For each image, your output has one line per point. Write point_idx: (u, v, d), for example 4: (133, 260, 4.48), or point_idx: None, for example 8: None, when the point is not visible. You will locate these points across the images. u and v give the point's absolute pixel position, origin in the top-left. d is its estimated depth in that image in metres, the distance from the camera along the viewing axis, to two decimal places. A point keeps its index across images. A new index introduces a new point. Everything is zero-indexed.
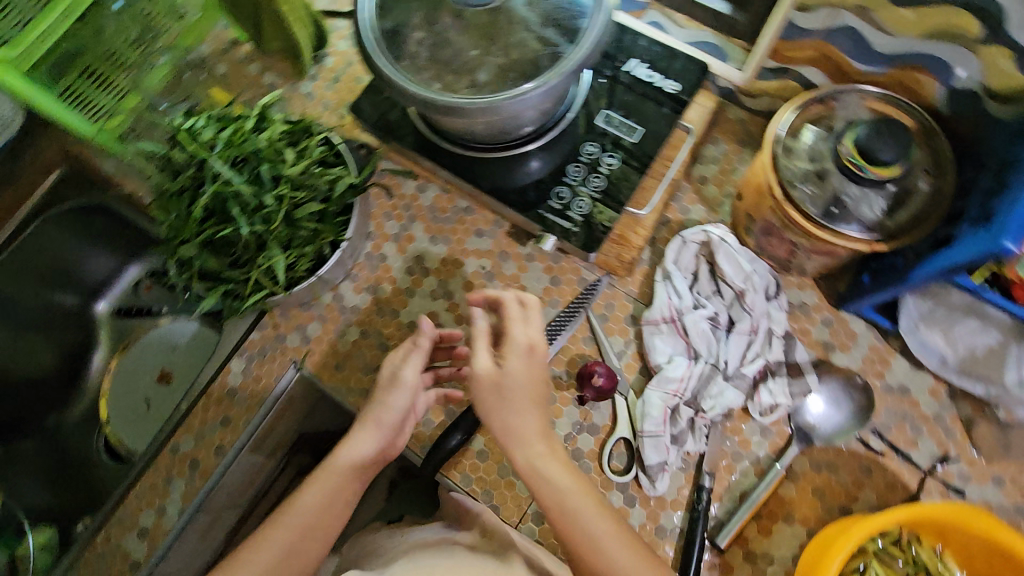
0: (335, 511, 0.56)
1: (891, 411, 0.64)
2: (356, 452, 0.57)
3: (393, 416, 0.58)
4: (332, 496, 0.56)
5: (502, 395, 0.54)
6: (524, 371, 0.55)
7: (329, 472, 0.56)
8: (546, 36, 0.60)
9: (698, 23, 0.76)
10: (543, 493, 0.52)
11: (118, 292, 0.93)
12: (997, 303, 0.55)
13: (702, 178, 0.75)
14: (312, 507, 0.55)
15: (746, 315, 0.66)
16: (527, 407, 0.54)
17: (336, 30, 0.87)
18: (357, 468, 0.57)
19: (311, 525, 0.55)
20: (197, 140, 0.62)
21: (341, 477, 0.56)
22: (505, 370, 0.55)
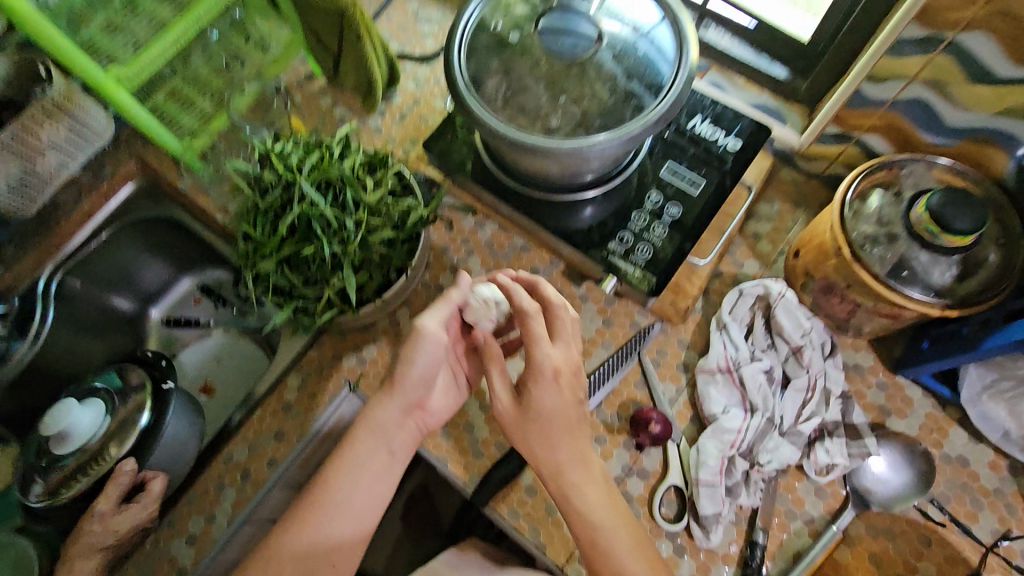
0: (368, 479, 0.60)
1: (950, 482, 0.63)
2: (378, 425, 0.61)
3: (410, 388, 0.62)
4: (362, 468, 0.60)
5: (525, 413, 0.58)
6: (539, 391, 0.57)
7: (355, 440, 0.61)
8: (626, 88, 0.63)
9: (757, 86, 0.80)
10: (572, 517, 0.56)
11: (168, 302, 0.99)
12: None
13: (756, 235, 0.77)
14: (346, 473, 0.60)
15: (803, 372, 0.66)
16: (558, 436, 0.57)
17: (405, 71, 0.92)
18: (380, 436, 0.61)
19: (349, 489, 0.60)
20: (285, 162, 0.66)
21: (369, 449, 0.61)
22: (533, 399, 0.57)
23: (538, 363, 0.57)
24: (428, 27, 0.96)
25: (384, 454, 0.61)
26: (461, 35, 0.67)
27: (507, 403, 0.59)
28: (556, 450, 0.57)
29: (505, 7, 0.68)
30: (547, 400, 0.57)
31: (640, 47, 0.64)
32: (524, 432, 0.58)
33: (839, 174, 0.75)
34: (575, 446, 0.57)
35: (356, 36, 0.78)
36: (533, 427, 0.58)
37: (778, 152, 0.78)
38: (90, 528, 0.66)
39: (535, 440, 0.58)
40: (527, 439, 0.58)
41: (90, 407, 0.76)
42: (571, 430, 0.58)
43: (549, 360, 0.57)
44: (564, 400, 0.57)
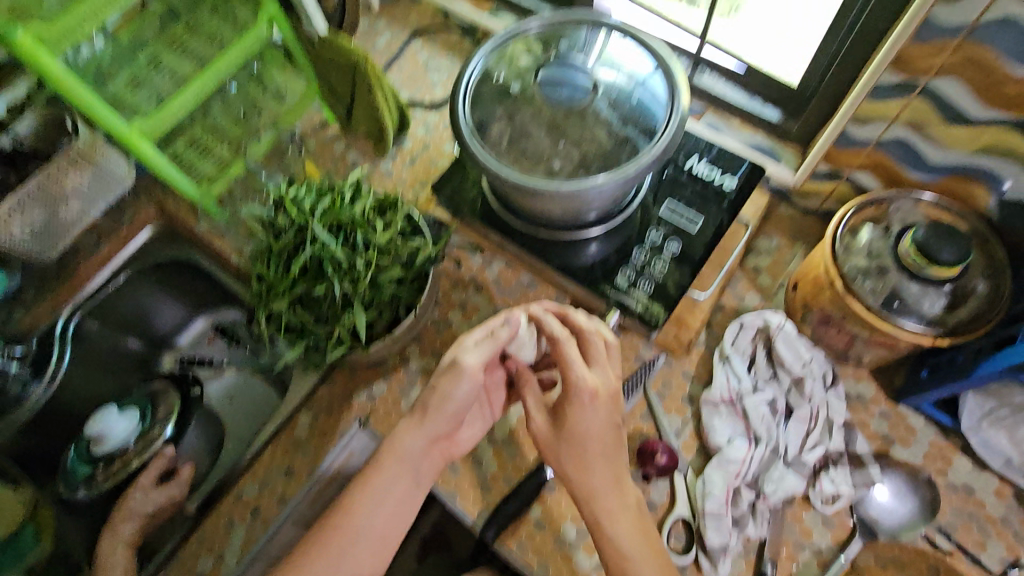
0: (392, 505, 0.60)
1: (956, 510, 0.64)
2: (405, 453, 0.61)
3: (440, 420, 0.61)
4: (386, 494, 0.60)
5: (559, 437, 0.59)
6: (576, 414, 0.59)
7: (382, 467, 0.61)
8: (623, 132, 0.67)
9: (752, 128, 0.84)
10: (603, 543, 0.57)
11: (183, 342, 1.01)
12: None
13: (755, 268, 0.79)
14: (370, 499, 0.60)
15: (805, 402, 0.67)
16: (594, 461, 0.58)
17: (415, 118, 0.96)
18: (406, 466, 0.60)
19: (374, 515, 0.60)
20: (300, 207, 0.69)
21: (395, 476, 0.60)
22: (569, 423, 0.59)
23: (575, 386, 0.58)
24: (437, 76, 1.02)
25: (411, 480, 0.61)
26: (467, 81, 0.70)
27: (541, 425, 0.61)
28: (589, 473, 0.58)
29: (509, 58, 0.72)
30: (584, 424, 0.58)
31: (634, 95, 0.68)
32: (556, 452, 0.60)
33: (833, 209, 0.78)
34: (608, 469, 0.58)
35: (369, 86, 0.82)
36: (566, 448, 0.59)
37: (773, 189, 0.81)
38: (133, 497, 0.77)
39: (567, 462, 0.59)
40: (562, 461, 0.59)
41: (127, 415, 0.85)
42: (606, 454, 0.59)
43: (588, 383, 0.58)
44: (602, 424, 0.58)
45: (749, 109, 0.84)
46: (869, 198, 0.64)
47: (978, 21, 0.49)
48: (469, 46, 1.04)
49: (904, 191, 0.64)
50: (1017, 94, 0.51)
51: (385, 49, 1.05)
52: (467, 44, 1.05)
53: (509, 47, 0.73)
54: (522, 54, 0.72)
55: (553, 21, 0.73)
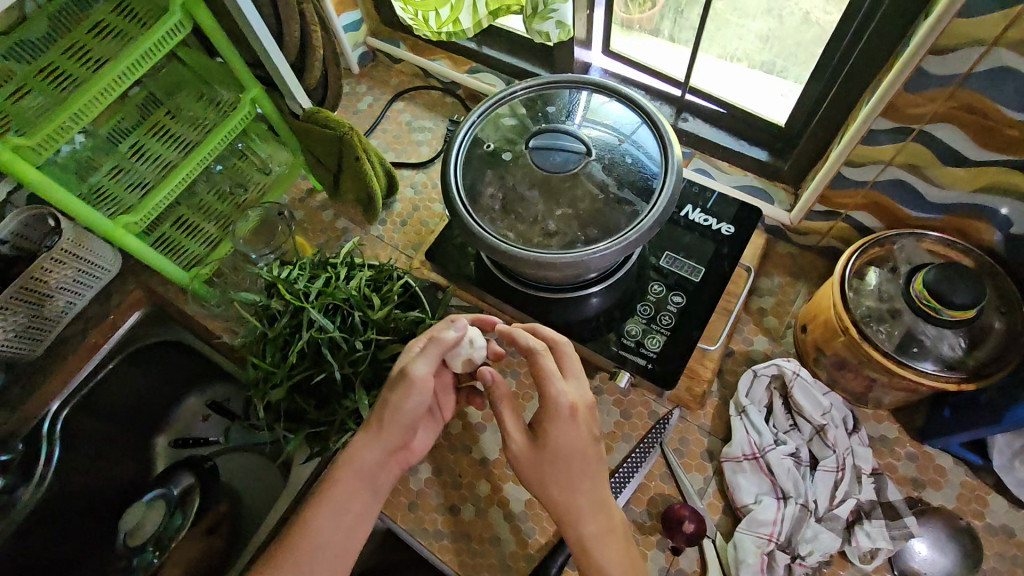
0: (352, 520, 0.57)
1: (1000, 555, 0.61)
2: (362, 466, 0.58)
3: (395, 433, 0.58)
4: (344, 508, 0.57)
5: (537, 455, 0.57)
6: (556, 430, 0.56)
7: (340, 483, 0.57)
8: (618, 191, 0.66)
9: (741, 169, 0.84)
10: (588, 564, 0.55)
11: (173, 423, 0.95)
12: None
13: (761, 310, 0.78)
14: (328, 513, 0.57)
15: (830, 452, 0.65)
16: (577, 478, 0.56)
17: (402, 179, 0.96)
18: (365, 478, 0.58)
19: (335, 529, 0.56)
20: (293, 289, 0.67)
21: (352, 487, 0.58)
22: (550, 439, 0.56)
23: (555, 401, 0.56)
24: (421, 135, 1.02)
25: (369, 493, 0.58)
26: (456, 151, 0.70)
27: (518, 441, 0.58)
28: (573, 492, 0.56)
29: (497, 124, 0.72)
30: (564, 441, 0.56)
31: (627, 154, 0.68)
32: (532, 467, 0.57)
33: (832, 245, 0.77)
34: (590, 486, 0.56)
35: (355, 155, 0.82)
36: (544, 463, 0.56)
37: (770, 228, 0.81)
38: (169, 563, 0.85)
39: (546, 478, 0.56)
40: (544, 479, 0.56)
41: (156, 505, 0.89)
42: (587, 472, 0.56)
43: (569, 399, 0.56)
44: (582, 439, 0.56)
45: (738, 151, 0.83)
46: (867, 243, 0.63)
47: (970, 70, 0.50)
48: (451, 103, 1.05)
49: (906, 230, 0.64)
50: (1018, 136, 0.51)
51: (367, 112, 1.05)
52: (449, 102, 1.05)
53: (496, 114, 0.73)
54: (511, 119, 0.72)
55: (538, 84, 0.73)
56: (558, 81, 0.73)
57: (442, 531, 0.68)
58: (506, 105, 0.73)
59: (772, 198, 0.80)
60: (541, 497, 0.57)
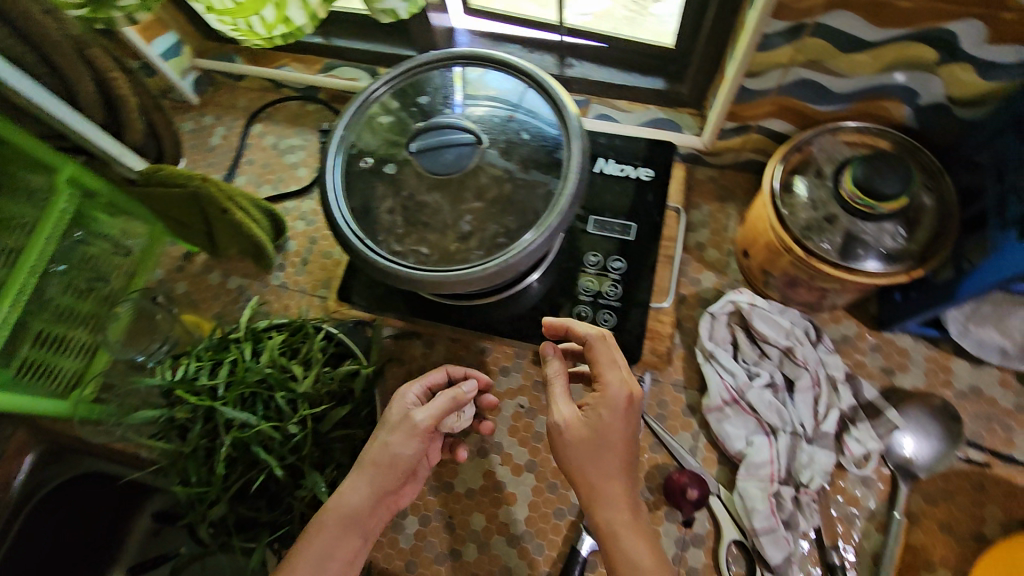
0: (338, 570, 0.51)
1: (975, 416, 0.63)
2: (351, 508, 0.53)
3: (391, 477, 0.54)
4: (326, 550, 0.51)
5: (583, 440, 0.51)
6: (613, 418, 0.51)
7: (330, 527, 0.52)
8: (524, 171, 0.59)
9: (641, 103, 0.79)
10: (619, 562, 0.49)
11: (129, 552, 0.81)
12: None
13: (699, 245, 0.75)
14: (311, 564, 0.50)
15: (803, 370, 0.64)
16: (623, 467, 0.51)
17: (287, 213, 0.86)
18: (353, 524, 0.52)
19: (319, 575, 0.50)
20: (197, 390, 0.58)
21: (335, 528, 0.52)
22: (600, 422, 0.51)
23: (613, 385, 0.52)
24: (293, 156, 0.91)
25: (361, 538, 0.53)
26: (332, 175, 0.60)
27: (570, 419, 0.52)
28: (616, 481, 0.51)
29: (368, 130, 0.63)
30: (617, 430, 0.51)
31: (521, 127, 0.61)
32: (577, 452, 0.51)
33: (749, 158, 0.74)
34: (630, 479, 0.51)
35: (221, 206, 0.71)
36: (588, 449, 0.51)
37: (685, 157, 0.77)
38: None
39: (588, 468, 0.51)
40: (586, 466, 0.51)
41: None
42: (630, 465, 0.51)
43: (631, 393, 0.52)
44: (631, 433, 0.52)
45: (632, 85, 0.78)
46: (786, 147, 0.61)
47: None
48: (314, 110, 0.93)
49: (820, 127, 0.61)
50: (910, 8, 0.48)
51: (223, 146, 0.93)
52: (312, 109, 0.94)
53: (365, 119, 0.63)
54: (384, 120, 0.63)
55: (400, 72, 0.64)
56: (421, 63, 0.64)
57: None
58: (376, 106, 0.64)
59: (678, 126, 0.76)
60: (580, 485, 0.51)
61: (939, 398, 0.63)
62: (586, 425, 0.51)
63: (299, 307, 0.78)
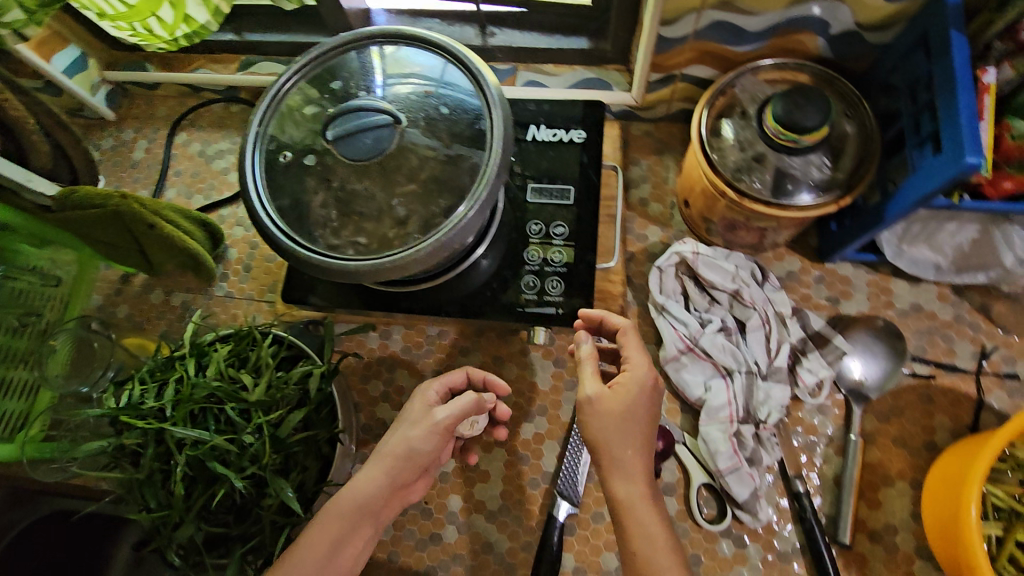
0: (348, 557, 0.53)
1: (918, 331, 0.65)
2: (369, 498, 0.54)
3: (412, 474, 0.56)
4: (337, 537, 0.52)
5: (607, 414, 0.53)
6: (641, 398, 0.53)
7: (344, 519, 0.53)
8: (449, 146, 0.58)
9: (568, 65, 0.78)
10: (634, 533, 0.50)
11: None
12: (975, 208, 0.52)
13: (642, 200, 0.75)
14: (324, 547, 0.51)
15: (752, 310, 0.65)
16: (645, 442, 0.53)
17: (224, 220, 0.83)
18: (365, 515, 0.54)
19: (331, 561, 0.52)
20: (143, 413, 0.56)
21: (346, 518, 0.53)
22: (628, 401, 0.53)
23: (642, 370, 0.54)
24: (223, 161, 0.87)
25: (371, 528, 0.55)
26: (254, 176, 0.58)
27: (601, 396, 0.53)
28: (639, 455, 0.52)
29: (286, 124, 0.61)
30: (637, 408, 0.53)
31: (440, 101, 0.59)
32: (603, 426, 0.52)
33: (680, 108, 0.74)
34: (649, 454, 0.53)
35: (146, 221, 0.68)
36: (616, 425, 0.52)
37: (618, 115, 0.77)
38: None
39: (614, 442, 0.52)
40: (613, 441, 0.52)
41: None
42: (649, 443, 0.54)
43: (654, 376, 0.55)
44: (654, 414, 0.54)
45: (557, 48, 0.77)
46: (711, 91, 0.61)
47: None
48: (239, 111, 0.90)
49: (741, 68, 0.61)
50: None
51: (148, 159, 0.89)
52: (236, 110, 0.90)
53: (281, 113, 0.61)
54: (300, 110, 0.61)
55: (310, 60, 0.61)
56: (332, 48, 0.62)
57: (435, 563, 0.64)
58: (292, 98, 0.61)
59: (607, 85, 0.76)
60: (603, 458, 0.52)
61: (882, 320, 0.65)
62: (617, 402, 0.53)
63: (248, 315, 0.76)
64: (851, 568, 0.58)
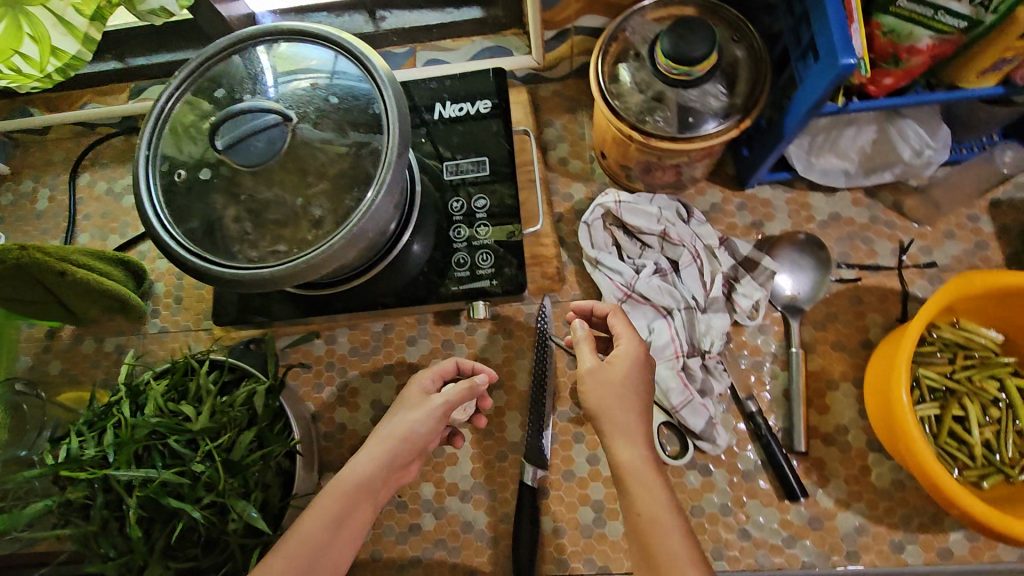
0: (350, 537, 0.53)
1: (839, 239, 0.68)
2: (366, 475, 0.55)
3: (410, 457, 0.57)
4: (336, 513, 0.52)
5: (608, 386, 0.54)
6: (635, 366, 0.55)
7: (343, 497, 0.53)
8: (348, 138, 0.57)
9: (466, 37, 0.77)
10: (638, 495, 0.50)
11: None
12: (863, 108, 0.54)
13: (561, 160, 0.75)
14: (327, 522, 0.51)
15: (681, 248, 0.66)
16: (642, 408, 0.54)
17: (145, 255, 0.80)
18: (365, 494, 0.54)
19: (332, 539, 0.51)
20: (84, 464, 0.54)
21: (347, 493, 0.54)
22: (621, 369, 0.54)
23: (634, 343, 0.56)
24: (134, 196, 0.84)
25: (371, 509, 0.55)
26: (152, 202, 0.56)
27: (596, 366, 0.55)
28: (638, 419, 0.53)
29: (176, 142, 0.58)
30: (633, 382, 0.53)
31: (330, 92, 0.58)
32: (601, 393, 0.54)
33: (582, 62, 0.74)
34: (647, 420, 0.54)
35: (55, 269, 0.65)
36: (613, 389, 0.54)
37: (524, 80, 0.76)
38: None
39: (612, 406, 0.53)
40: (612, 407, 0.53)
41: None
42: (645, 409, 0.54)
43: (646, 351, 0.57)
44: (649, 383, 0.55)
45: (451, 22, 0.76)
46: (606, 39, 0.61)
47: None
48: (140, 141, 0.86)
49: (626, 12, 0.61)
50: None
51: (53, 208, 0.84)
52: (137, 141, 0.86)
53: (168, 131, 0.58)
54: (189, 125, 0.58)
55: (189, 72, 0.59)
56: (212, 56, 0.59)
57: (419, 553, 0.64)
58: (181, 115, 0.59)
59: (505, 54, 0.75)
60: (603, 423, 0.53)
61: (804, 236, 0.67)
62: (612, 369, 0.55)
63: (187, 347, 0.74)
64: (811, 473, 0.61)
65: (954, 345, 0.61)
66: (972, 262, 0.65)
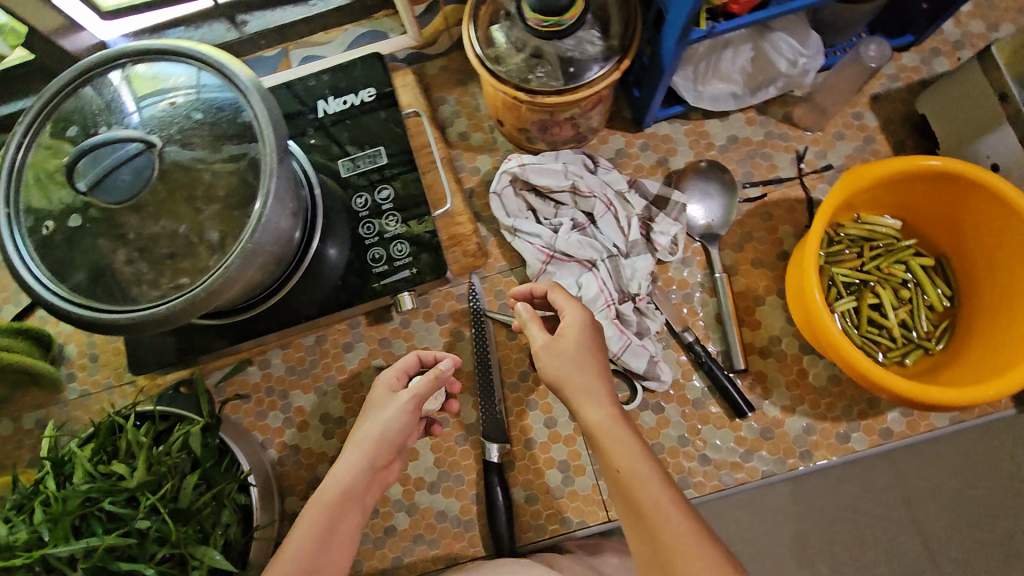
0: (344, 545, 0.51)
1: (741, 159, 0.71)
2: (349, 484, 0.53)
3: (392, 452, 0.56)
4: (326, 518, 0.51)
5: (561, 358, 0.54)
6: (583, 335, 0.55)
7: (327, 509, 0.51)
8: (226, 150, 0.54)
9: (336, 27, 0.78)
10: (614, 452, 0.50)
11: None
12: (731, 27, 0.55)
13: (460, 134, 0.74)
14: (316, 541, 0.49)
15: (593, 199, 0.67)
16: (601, 373, 0.54)
17: (43, 320, 0.75)
18: (351, 500, 0.52)
19: (324, 547, 0.50)
20: (16, 550, 0.50)
21: (331, 494, 0.52)
22: (572, 338, 0.55)
23: (580, 311, 0.57)
24: None
25: (360, 513, 0.53)
26: (25, 261, 0.51)
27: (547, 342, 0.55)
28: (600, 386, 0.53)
29: (36, 190, 0.53)
30: (586, 345, 0.54)
31: (193, 107, 0.54)
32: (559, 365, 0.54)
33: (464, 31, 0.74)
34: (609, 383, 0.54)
35: None
36: (570, 354, 0.54)
37: (406, 61, 0.76)
38: None
39: (571, 372, 0.54)
40: (574, 377, 0.53)
41: None
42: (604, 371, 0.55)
43: (591, 315, 0.58)
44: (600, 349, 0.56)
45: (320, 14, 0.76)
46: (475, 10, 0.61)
47: None
48: None
49: None
50: None
51: None
52: None
53: (26, 181, 0.53)
54: (50, 170, 0.53)
55: (32, 113, 0.53)
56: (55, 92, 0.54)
57: (399, 551, 0.64)
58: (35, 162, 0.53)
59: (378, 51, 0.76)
60: (566, 390, 0.53)
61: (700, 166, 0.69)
62: (564, 341, 0.55)
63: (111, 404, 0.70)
64: (755, 385, 0.66)
65: (859, 238, 0.66)
66: (865, 159, 0.70)
